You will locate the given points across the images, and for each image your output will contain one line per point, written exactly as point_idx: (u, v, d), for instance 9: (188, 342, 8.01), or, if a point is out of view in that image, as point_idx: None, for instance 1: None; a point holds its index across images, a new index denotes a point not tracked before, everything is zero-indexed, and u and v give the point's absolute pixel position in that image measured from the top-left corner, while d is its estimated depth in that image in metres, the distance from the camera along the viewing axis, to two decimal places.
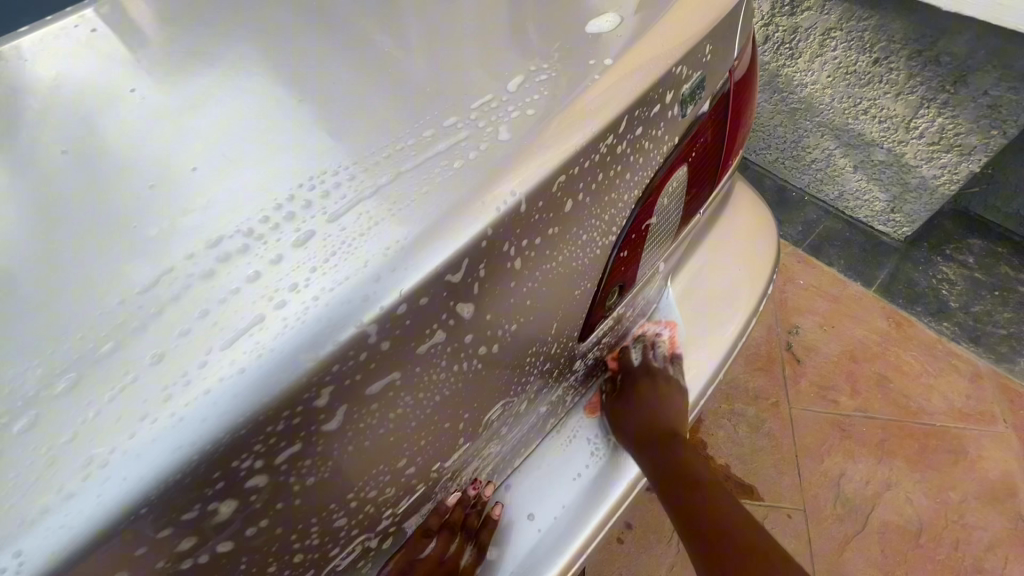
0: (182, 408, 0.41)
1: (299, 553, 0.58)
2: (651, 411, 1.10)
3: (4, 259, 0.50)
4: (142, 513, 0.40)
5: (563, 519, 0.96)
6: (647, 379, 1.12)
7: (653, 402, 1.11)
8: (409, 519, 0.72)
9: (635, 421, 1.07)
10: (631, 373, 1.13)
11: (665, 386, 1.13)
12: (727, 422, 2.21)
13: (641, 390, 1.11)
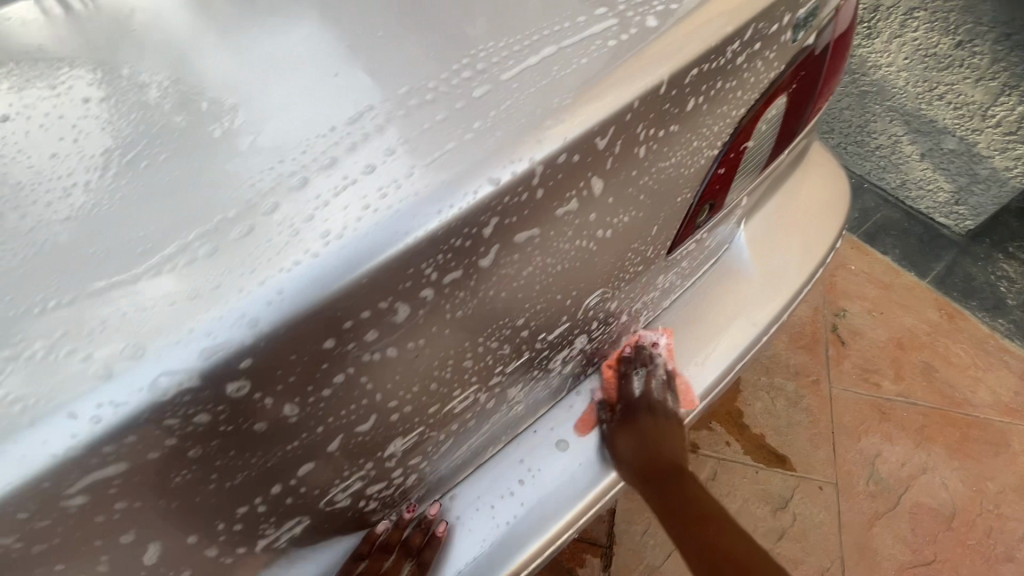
0: (397, 204, 0.49)
1: (435, 383, 0.67)
2: (641, 437, 1.10)
3: (221, 91, 0.58)
4: (361, 286, 0.48)
5: (506, 539, 0.93)
6: (646, 410, 1.12)
7: (648, 429, 1.12)
8: (511, 386, 0.81)
9: (627, 449, 1.06)
10: (630, 402, 1.11)
11: (660, 418, 1.13)
12: (765, 395, 2.22)
13: (637, 425, 1.11)
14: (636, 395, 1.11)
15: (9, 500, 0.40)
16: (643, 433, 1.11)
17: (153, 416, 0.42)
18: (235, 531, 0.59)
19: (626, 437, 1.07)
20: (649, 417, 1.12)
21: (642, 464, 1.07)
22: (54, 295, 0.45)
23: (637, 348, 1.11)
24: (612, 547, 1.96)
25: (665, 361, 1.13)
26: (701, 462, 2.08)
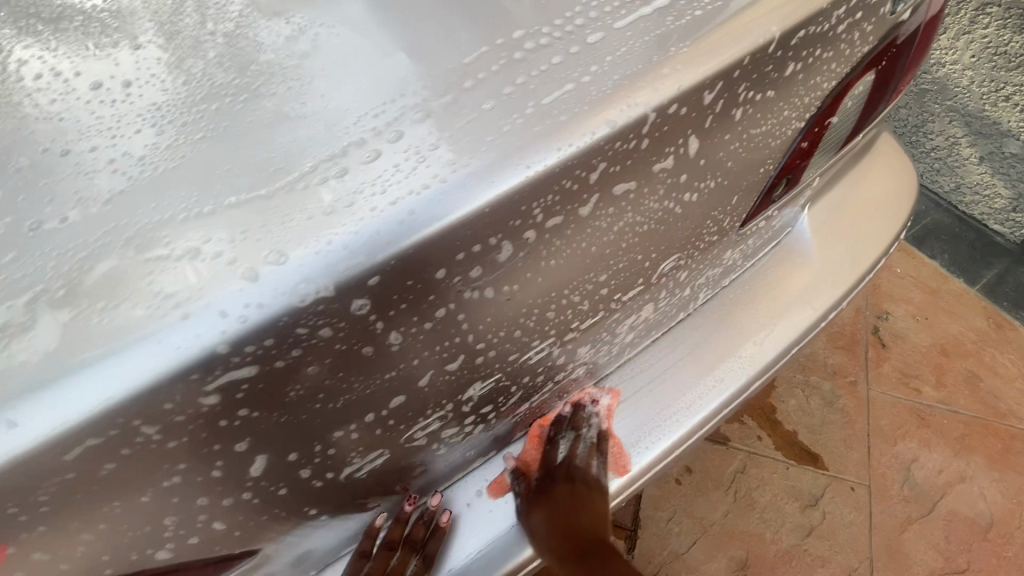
0: (519, 139, 0.50)
1: (519, 330, 0.68)
2: (570, 518, 0.87)
3: (336, 24, 0.59)
4: (481, 217, 0.50)
5: (490, 551, 0.91)
6: (581, 479, 0.93)
7: (583, 506, 0.89)
8: (582, 345, 0.81)
9: (543, 524, 0.88)
10: (565, 469, 0.94)
11: (589, 492, 0.91)
12: (800, 393, 2.19)
13: (568, 501, 0.90)
14: (557, 461, 0.94)
15: (162, 388, 0.42)
16: (570, 516, 0.87)
17: (290, 322, 0.45)
18: (329, 455, 0.62)
19: (545, 511, 0.89)
20: (588, 489, 0.91)
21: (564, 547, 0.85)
22: (199, 206, 0.47)
23: (569, 405, 0.97)
24: (636, 531, 1.94)
25: (597, 422, 0.98)
26: (731, 454, 2.06)
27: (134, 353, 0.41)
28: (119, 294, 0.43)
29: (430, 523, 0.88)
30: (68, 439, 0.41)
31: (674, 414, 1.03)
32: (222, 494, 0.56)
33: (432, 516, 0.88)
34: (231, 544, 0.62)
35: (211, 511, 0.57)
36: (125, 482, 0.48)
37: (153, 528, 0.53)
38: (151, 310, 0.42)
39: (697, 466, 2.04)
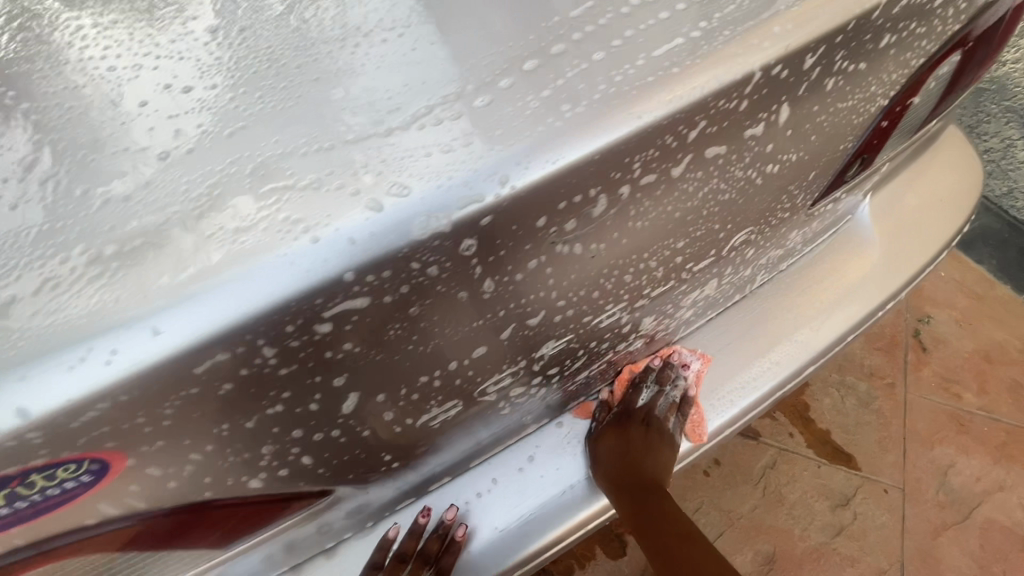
0: (630, 89, 0.51)
1: (597, 291, 0.68)
2: (633, 449, 1.00)
3: None
4: (590, 165, 0.50)
5: (523, 527, 0.90)
6: (652, 426, 1.03)
7: (646, 443, 1.02)
8: (647, 314, 0.82)
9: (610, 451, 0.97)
10: (639, 413, 1.02)
11: (654, 436, 1.03)
12: (836, 392, 2.14)
13: (635, 438, 1.01)
14: (638, 405, 1.02)
15: (289, 310, 0.44)
16: (635, 446, 1.00)
17: (407, 256, 0.46)
18: (410, 401, 0.63)
19: (613, 440, 0.99)
20: (653, 432, 1.03)
21: (625, 467, 0.97)
22: (317, 141, 0.48)
23: (664, 362, 1.01)
24: None
25: (684, 382, 1.02)
26: (761, 449, 2.03)
27: (263, 274, 0.42)
28: (246, 220, 0.44)
29: (445, 538, 0.89)
30: (200, 353, 0.42)
31: (725, 393, 1.03)
32: (314, 429, 0.58)
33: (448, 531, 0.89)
34: (311, 481, 0.64)
35: (302, 445, 0.59)
36: (235, 405, 0.50)
37: (250, 456, 0.56)
38: (276, 234, 0.43)
39: (727, 459, 2.00)
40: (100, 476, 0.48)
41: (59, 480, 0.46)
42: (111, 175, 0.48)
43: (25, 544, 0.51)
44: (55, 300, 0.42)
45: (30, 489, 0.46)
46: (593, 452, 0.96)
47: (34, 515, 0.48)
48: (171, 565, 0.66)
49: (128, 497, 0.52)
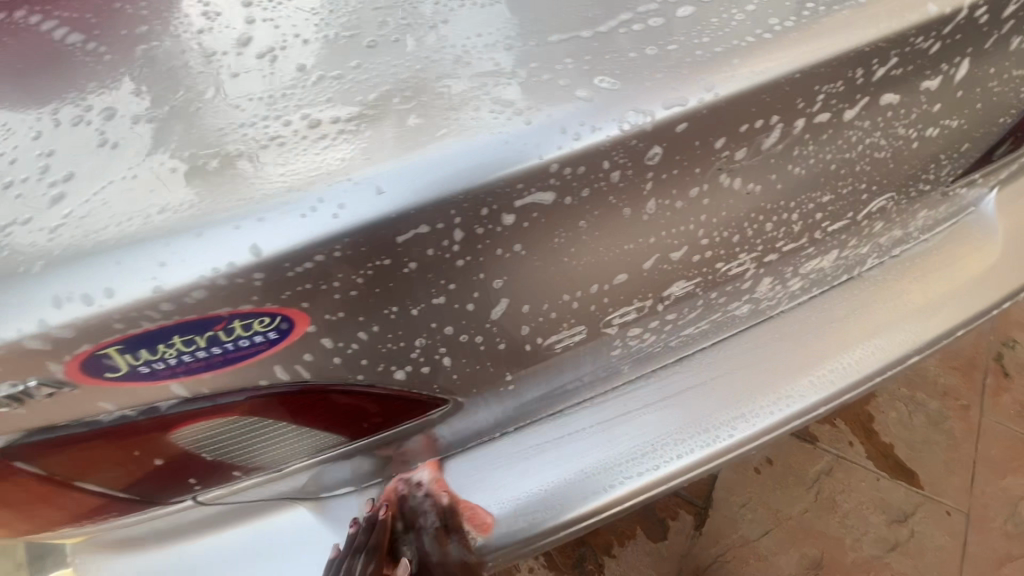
0: (820, 17, 0.52)
1: (736, 235, 0.68)
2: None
3: None
4: (783, 87, 0.50)
5: (556, 492, 0.89)
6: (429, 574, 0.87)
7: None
8: (769, 274, 0.81)
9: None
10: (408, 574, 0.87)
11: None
12: (902, 407, 2.05)
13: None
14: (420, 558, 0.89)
15: (491, 192, 0.45)
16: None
17: (606, 153, 0.46)
18: (546, 320, 0.64)
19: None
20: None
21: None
22: (521, 37, 0.49)
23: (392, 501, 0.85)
24: (708, 510, 1.86)
25: (433, 509, 0.87)
26: (818, 454, 1.96)
27: (475, 152, 0.44)
28: (457, 102, 0.46)
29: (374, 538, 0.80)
30: (409, 221, 0.44)
31: (822, 374, 0.99)
32: (461, 330, 0.60)
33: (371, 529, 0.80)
34: (439, 387, 0.67)
35: (446, 345, 0.61)
36: (408, 288, 0.52)
37: (404, 346, 0.58)
38: (490, 116, 0.45)
39: (779, 455, 1.95)
40: (282, 337, 0.51)
41: (252, 331, 0.49)
42: (322, 56, 0.51)
43: (204, 395, 0.55)
44: (281, 158, 0.44)
45: (228, 335, 0.49)
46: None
47: (221, 364, 0.52)
48: (300, 454, 0.69)
49: (297, 365, 0.55)
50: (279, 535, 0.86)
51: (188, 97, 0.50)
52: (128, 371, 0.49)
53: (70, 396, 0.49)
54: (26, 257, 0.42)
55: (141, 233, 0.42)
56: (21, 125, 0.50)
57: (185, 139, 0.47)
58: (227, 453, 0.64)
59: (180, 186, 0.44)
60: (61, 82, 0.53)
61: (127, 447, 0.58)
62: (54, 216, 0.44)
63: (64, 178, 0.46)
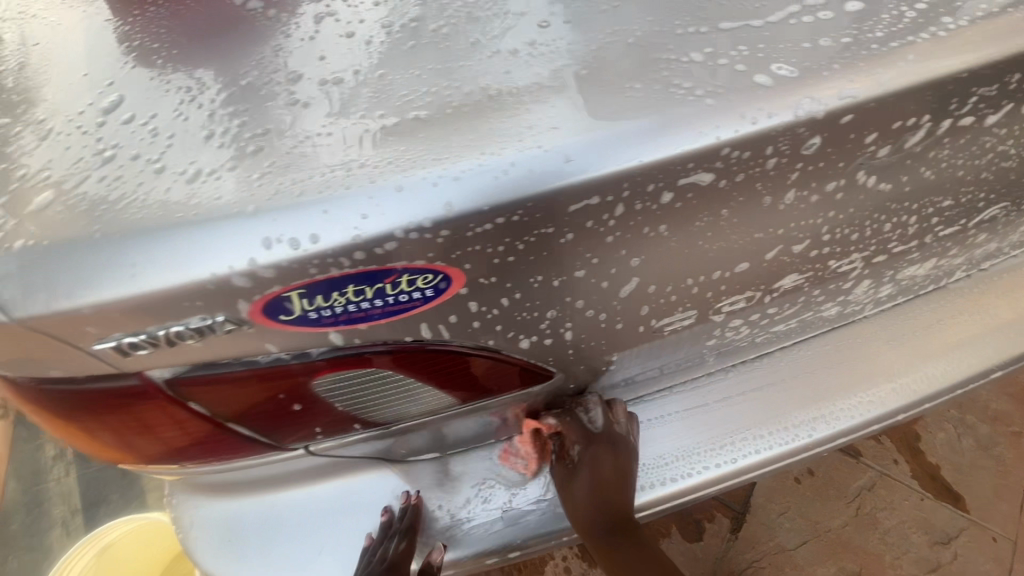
0: (980, 22, 0.53)
1: (855, 233, 0.69)
2: (602, 474, 0.88)
3: None
4: (943, 88, 0.52)
5: None
6: (608, 445, 0.86)
7: (607, 472, 0.88)
8: (871, 275, 0.81)
9: (583, 486, 0.88)
10: (583, 440, 0.86)
11: (613, 452, 0.87)
12: (953, 429, 1.80)
13: (598, 463, 0.87)
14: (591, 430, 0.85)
15: (664, 170, 0.47)
16: (596, 475, 0.88)
17: (773, 139, 0.48)
18: (665, 302, 0.66)
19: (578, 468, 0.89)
20: (609, 454, 0.87)
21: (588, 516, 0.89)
22: (692, 24, 0.51)
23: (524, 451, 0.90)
24: (745, 514, 1.71)
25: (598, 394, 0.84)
26: (861, 469, 1.76)
27: (656, 130, 0.46)
28: (637, 81, 0.48)
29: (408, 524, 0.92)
30: (587, 193, 0.47)
31: (903, 380, 0.99)
32: (590, 304, 0.62)
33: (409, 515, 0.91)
34: (553, 359, 0.70)
35: (572, 318, 0.63)
36: (558, 258, 0.55)
37: (537, 315, 0.61)
38: (670, 96, 0.47)
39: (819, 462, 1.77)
40: (437, 295, 0.54)
41: (415, 287, 0.53)
42: (497, 29, 0.53)
43: (353, 345, 0.58)
44: (468, 124, 0.47)
45: (393, 289, 0.52)
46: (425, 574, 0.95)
47: (378, 317, 0.55)
48: (412, 413, 0.73)
49: (441, 325, 0.58)
50: (365, 497, 0.91)
51: (373, 63, 0.53)
52: (299, 315, 0.52)
53: (243, 336, 0.53)
54: (236, 201, 0.46)
55: (343, 186, 0.45)
56: (213, 82, 0.54)
57: (372, 103, 0.50)
58: (353, 405, 0.68)
59: (374, 145, 0.47)
60: (244, 44, 0.56)
61: (275, 388, 0.62)
62: (258, 166, 0.48)
63: (260, 132, 0.50)
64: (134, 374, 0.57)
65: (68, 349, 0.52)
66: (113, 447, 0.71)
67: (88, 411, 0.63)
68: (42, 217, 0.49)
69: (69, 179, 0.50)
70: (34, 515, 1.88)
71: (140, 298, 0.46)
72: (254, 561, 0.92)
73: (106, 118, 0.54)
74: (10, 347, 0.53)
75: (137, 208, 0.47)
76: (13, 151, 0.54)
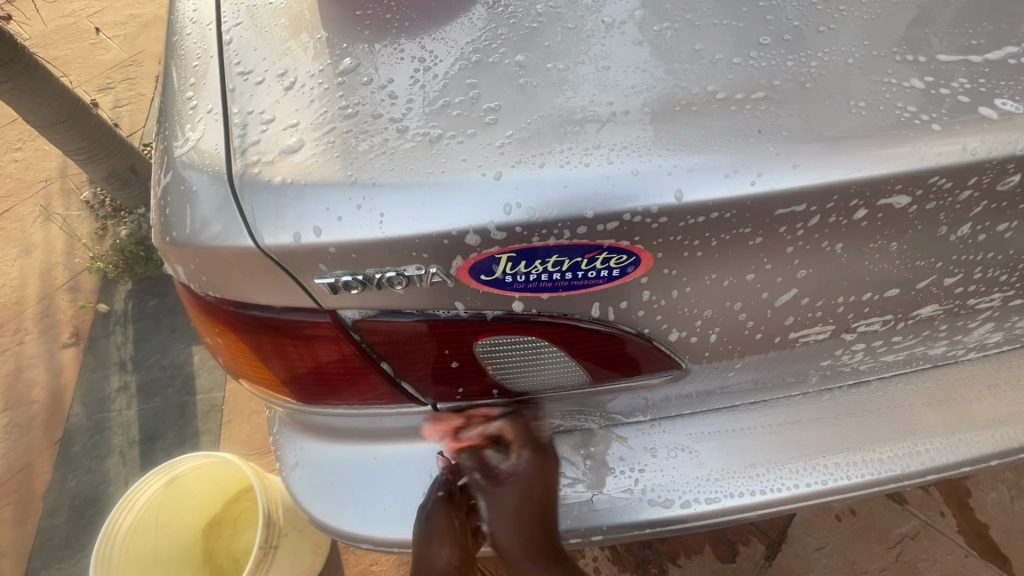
0: None
1: (1005, 275, 0.69)
2: (528, 497, 0.87)
3: None
4: None
5: (725, 479, 0.93)
6: (538, 463, 0.87)
7: (536, 498, 0.87)
8: (999, 318, 0.81)
9: (501, 523, 0.88)
10: (516, 458, 0.87)
11: (540, 473, 0.87)
12: (1006, 490, 1.61)
13: (531, 487, 0.87)
14: (522, 450, 0.86)
15: (876, 186, 0.50)
16: (522, 498, 0.87)
17: (980, 171, 0.50)
18: (809, 316, 0.68)
19: (504, 492, 0.88)
20: (547, 468, 0.87)
21: (512, 551, 0.88)
22: (911, 52, 0.54)
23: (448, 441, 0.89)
24: (781, 544, 1.58)
25: (611, 426, 0.94)
26: (904, 516, 1.59)
27: (878, 149, 0.49)
28: (863, 101, 0.51)
29: (451, 489, 0.91)
30: (801, 199, 0.50)
31: (999, 428, 0.99)
32: (744, 308, 0.64)
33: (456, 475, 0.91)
34: (688, 356, 0.72)
35: (723, 318, 0.66)
36: (740, 259, 0.57)
37: (695, 312, 0.64)
38: (894, 119, 0.50)
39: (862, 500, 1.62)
40: (620, 277, 0.57)
41: (606, 266, 0.56)
42: (713, 37, 0.57)
43: (526, 312, 0.63)
44: (697, 120, 0.51)
45: (586, 265, 0.55)
46: (428, 552, 0.90)
47: (561, 290, 0.59)
48: (542, 387, 0.77)
49: (611, 307, 0.62)
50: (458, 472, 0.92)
51: (599, 55, 0.57)
52: (496, 277, 0.56)
53: (441, 289, 0.58)
54: (479, 166, 0.51)
55: (582, 164, 0.50)
56: (445, 56, 0.59)
57: (599, 91, 0.54)
58: (497, 370, 0.72)
59: (607, 130, 0.51)
60: (471, 23, 0.61)
61: (442, 344, 0.67)
62: (497, 136, 0.52)
63: (493, 107, 0.54)
64: (327, 310, 0.62)
65: (287, 280, 0.57)
66: (270, 376, 0.78)
67: (261, 336, 0.69)
68: (295, 159, 0.54)
69: (317, 129, 0.56)
70: (94, 440, 1.96)
71: (379, 242, 0.51)
72: (337, 511, 0.94)
73: (344, 78, 0.59)
74: (230, 272, 0.59)
75: (385, 161, 0.52)
76: (259, 97, 0.59)
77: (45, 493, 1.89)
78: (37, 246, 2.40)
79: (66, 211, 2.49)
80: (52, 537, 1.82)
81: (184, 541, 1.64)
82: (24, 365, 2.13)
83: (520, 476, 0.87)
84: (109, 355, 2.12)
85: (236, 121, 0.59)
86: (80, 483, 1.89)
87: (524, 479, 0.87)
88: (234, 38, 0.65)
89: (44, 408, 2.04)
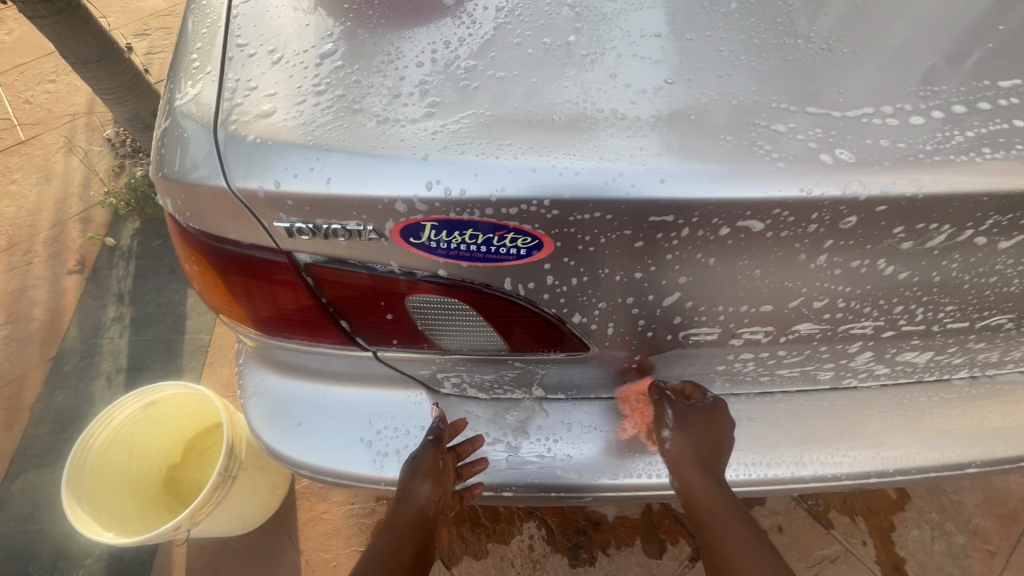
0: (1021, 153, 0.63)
1: (869, 307, 0.79)
2: (708, 432, 1.00)
3: (895, 22, 0.73)
4: (965, 207, 0.64)
5: (629, 461, 1.05)
6: (715, 414, 1.01)
7: (721, 426, 1.01)
8: (877, 347, 0.91)
9: (686, 439, 1.00)
10: (705, 406, 1.00)
11: (721, 420, 1.01)
12: (929, 529, 1.65)
13: (718, 420, 1.01)
14: (704, 402, 1.00)
15: (730, 208, 0.61)
16: (710, 432, 1.00)
17: (818, 209, 0.62)
18: (695, 318, 0.79)
19: (699, 421, 0.99)
20: (728, 421, 1.02)
21: (691, 464, 1.01)
22: (784, 103, 0.65)
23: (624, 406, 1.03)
24: None
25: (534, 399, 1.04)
26: (826, 540, 1.64)
27: (735, 177, 0.60)
28: (733, 136, 0.62)
29: (440, 436, 1.02)
30: (668, 211, 0.61)
31: (883, 452, 1.09)
32: (637, 303, 0.76)
33: (445, 426, 1.03)
34: (592, 339, 0.84)
35: (620, 308, 0.77)
36: (628, 258, 0.68)
37: (594, 300, 0.75)
38: (752, 155, 0.61)
39: (791, 520, 1.68)
40: (527, 257, 0.69)
41: (515, 246, 0.67)
42: (627, 69, 0.68)
43: (449, 277, 0.74)
44: (596, 135, 0.63)
45: (498, 242, 0.67)
46: (409, 486, 1.02)
47: (479, 261, 0.70)
48: (468, 347, 0.89)
49: (521, 284, 0.74)
50: (393, 420, 1.04)
51: (532, 69, 0.68)
52: (423, 242, 0.68)
53: (378, 246, 0.69)
54: (413, 146, 0.63)
55: (495, 157, 0.61)
56: (408, 53, 0.71)
57: (524, 101, 0.66)
58: (427, 326, 0.84)
59: (522, 133, 0.63)
60: (435, 28, 0.73)
61: (380, 296, 0.79)
62: (434, 125, 0.64)
63: (436, 101, 0.66)
64: (283, 252, 0.74)
65: (253, 221, 0.69)
66: (237, 306, 0.90)
67: (230, 268, 0.81)
68: (269, 121, 0.66)
69: (291, 99, 0.67)
70: (85, 361, 2.10)
71: (326, 198, 0.63)
72: (285, 438, 1.06)
73: (322, 60, 0.71)
74: (208, 208, 0.71)
75: (341, 133, 0.64)
76: (250, 67, 0.71)
77: (34, 403, 2.03)
78: (56, 175, 2.54)
79: (88, 145, 2.62)
80: (35, 443, 1.96)
81: (152, 463, 1.78)
82: (30, 284, 2.27)
83: (706, 419, 1.00)
84: (109, 285, 2.25)
85: (229, 85, 0.70)
86: (67, 400, 2.03)
87: (706, 424, 1.00)
88: (240, 13, 0.77)
89: (43, 326, 2.18)
